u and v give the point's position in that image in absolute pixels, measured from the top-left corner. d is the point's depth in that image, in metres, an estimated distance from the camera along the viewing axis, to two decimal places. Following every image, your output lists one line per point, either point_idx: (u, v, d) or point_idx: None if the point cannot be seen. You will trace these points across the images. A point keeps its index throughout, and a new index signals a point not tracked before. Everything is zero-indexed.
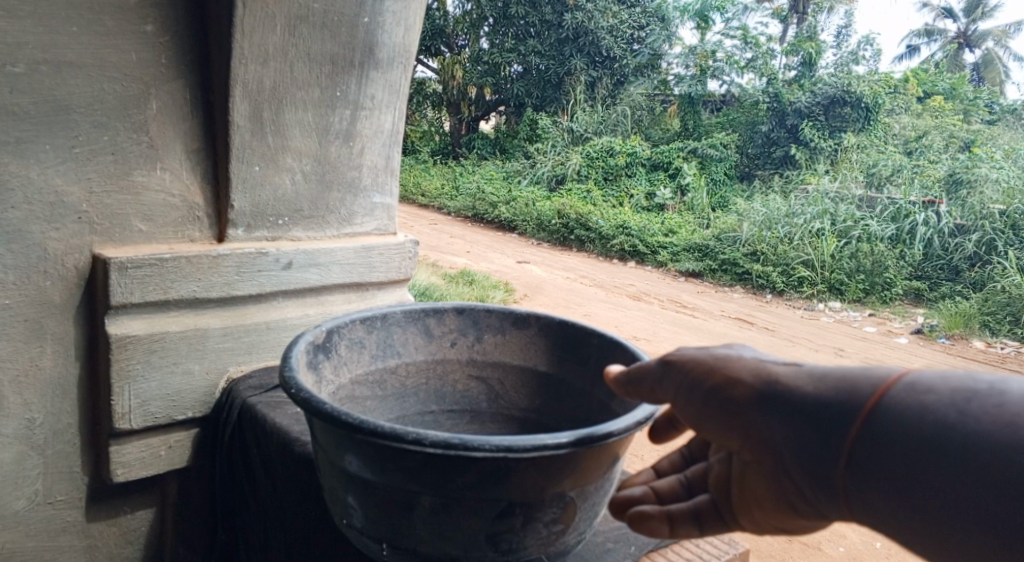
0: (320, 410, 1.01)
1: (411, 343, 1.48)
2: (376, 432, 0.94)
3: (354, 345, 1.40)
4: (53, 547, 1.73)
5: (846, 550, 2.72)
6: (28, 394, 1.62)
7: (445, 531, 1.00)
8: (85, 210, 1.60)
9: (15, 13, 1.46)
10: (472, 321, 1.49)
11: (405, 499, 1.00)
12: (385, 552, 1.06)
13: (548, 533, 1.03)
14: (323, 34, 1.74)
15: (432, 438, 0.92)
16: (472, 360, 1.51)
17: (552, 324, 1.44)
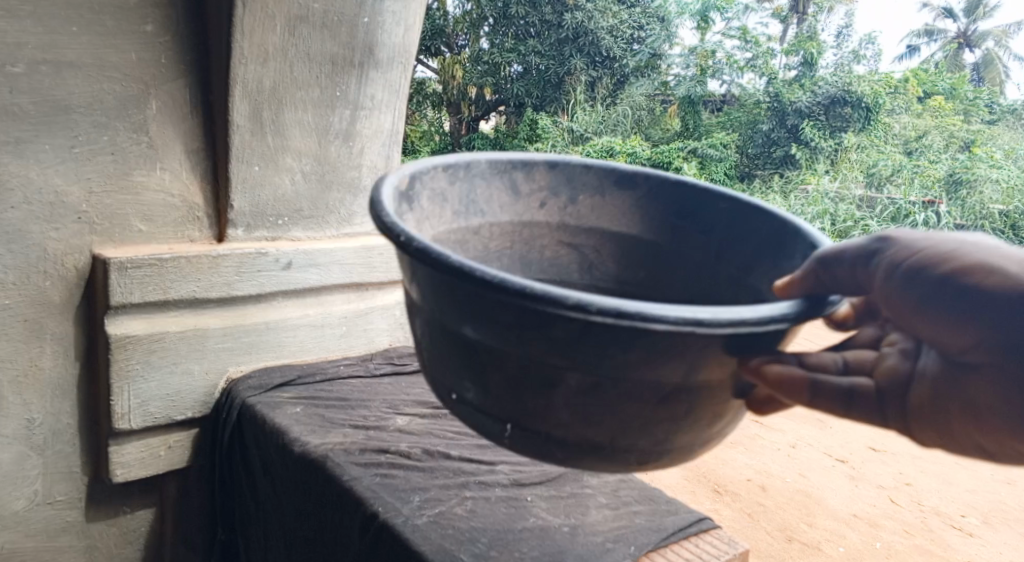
0: (437, 258, 0.71)
1: (494, 201, 1.07)
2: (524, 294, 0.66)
3: (435, 198, 0.99)
4: (53, 547, 1.73)
5: (845, 551, 2.73)
6: (28, 394, 1.63)
7: (591, 416, 0.75)
8: (85, 210, 1.60)
9: (14, 13, 1.44)
10: (566, 177, 1.10)
11: (545, 374, 0.74)
12: (507, 437, 0.81)
13: (709, 422, 0.80)
14: (322, 34, 1.74)
15: (600, 304, 0.65)
16: (563, 226, 1.11)
17: (667, 184, 1.09)
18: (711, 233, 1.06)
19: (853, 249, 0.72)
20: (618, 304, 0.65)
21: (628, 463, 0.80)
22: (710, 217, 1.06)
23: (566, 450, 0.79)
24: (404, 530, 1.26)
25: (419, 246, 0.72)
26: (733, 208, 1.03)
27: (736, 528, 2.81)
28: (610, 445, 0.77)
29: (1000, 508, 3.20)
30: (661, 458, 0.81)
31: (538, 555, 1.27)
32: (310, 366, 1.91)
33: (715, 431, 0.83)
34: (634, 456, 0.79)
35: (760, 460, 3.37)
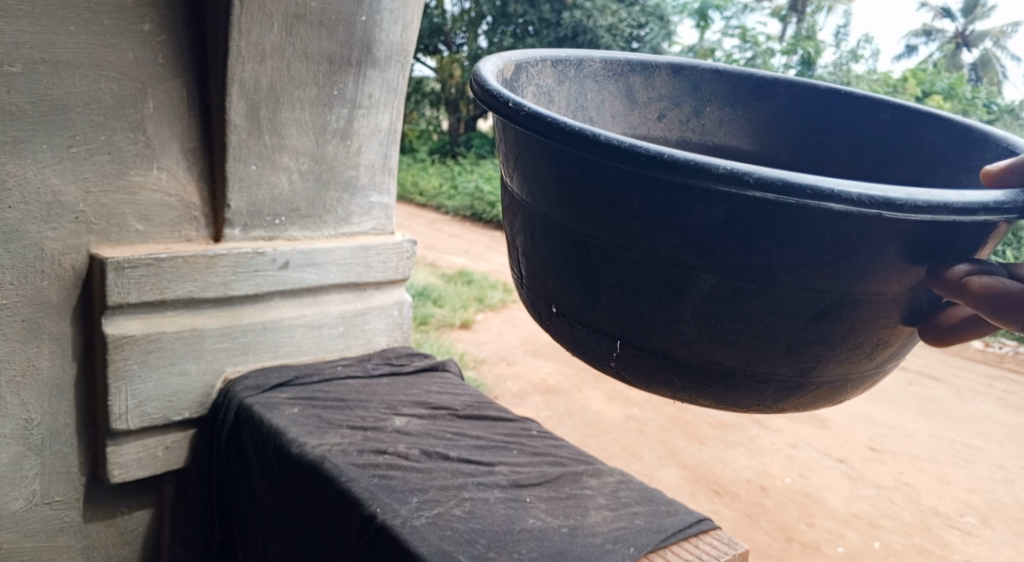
0: (570, 131, 0.63)
1: (610, 109, 1.04)
2: (669, 165, 0.58)
3: (544, 95, 0.95)
4: (52, 547, 1.72)
5: (845, 550, 2.73)
6: (26, 394, 1.62)
7: (723, 325, 0.65)
8: (83, 209, 1.59)
9: (13, 13, 1.43)
10: (690, 83, 1.08)
11: (673, 277, 0.65)
12: (617, 355, 0.72)
13: (870, 351, 0.69)
14: (320, 33, 1.73)
15: (761, 175, 0.56)
16: (684, 142, 1.08)
17: (813, 92, 1.06)
18: (859, 137, 1.03)
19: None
20: (782, 175, 0.56)
21: (766, 392, 0.70)
22: (870, 126, 1.02)
23: (689, 374, 0.69)
24: (402, 532, 1.25)
25: (543, 118, 0.66)
26: (894, 118, 1.01)
27: (735, 529, 2.81)
28: (742, 370, 0.67)
29: (998, 507, 3.20)
30: (805, 393, 0.71)
31: (538, 556, 1.26)
32: (308, 366, 1.90)
33: (863, 371, 0.72)
34: (771, 388, 0.69)
35: (760, 460, 3.37)
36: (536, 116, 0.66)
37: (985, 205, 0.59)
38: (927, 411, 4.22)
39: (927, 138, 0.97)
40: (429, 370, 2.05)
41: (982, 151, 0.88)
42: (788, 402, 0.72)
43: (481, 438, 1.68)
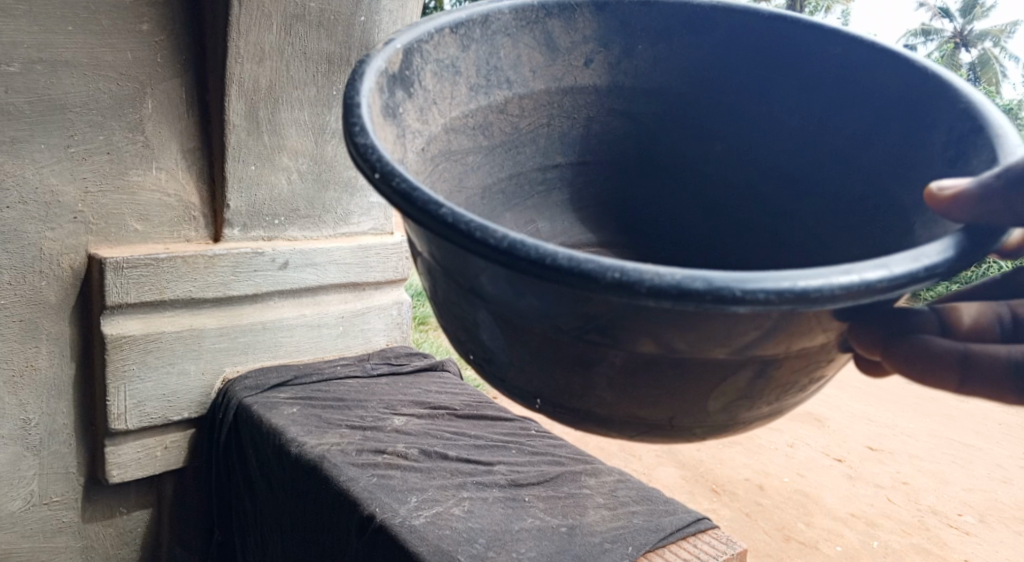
0: (426, 212, 0.46)
1: (529, 65, 0.80)
2: (547, 267, 0.42)
3: (448, 72, 0.74)
4: (50, 548, 1.72)
5: (843, 550, 2.74)
6: (24, 394, 1.62)
7: (643, 395, 0.53)
8: (81, 210, 1.59)
9: (10, 12, 1.43)
10: (620, 18, 0.81)
11: (577, 349, 0.51)
12: (538, 408, 0.61)
13: (804, 384, 0.56)
14: (319, 33, 1.73)
15: (652, 282, 0.40)
16: (618, 89, 0.84)
17: (758, 21, 0.81)
18: (809, 82, 0.80)
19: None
20: (679, 277, 0.40)
21: (693, 435, 0.59)
22: (820, 67, 0.79)
23: (609, 426, 0.58)
24: (402, 531, 1.25)
25: (403, 189, 0.48)
26: (846, 55, 0.77)
27: (735, 528, 2.81)
28: (669, 424, 0.56)
29: (996, 507, 3.20)
30: (742, 429, 0.60)
31: (536, 556, 1.27)
32: (308, 366, 1.90)
33: (798, 401, 0.60)
34: (705, 430, 0.58)
35: (758, 459, 3.37)
36: (398, 187, 0.48)
37: (919, 274, 0.44)
38: (926, 410, 4.24)
39: (874, 84, 0.75)
40: (428, 370, 2.05)
41: (938, 122, 0.68)
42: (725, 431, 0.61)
43: (480, 438, 1.69)
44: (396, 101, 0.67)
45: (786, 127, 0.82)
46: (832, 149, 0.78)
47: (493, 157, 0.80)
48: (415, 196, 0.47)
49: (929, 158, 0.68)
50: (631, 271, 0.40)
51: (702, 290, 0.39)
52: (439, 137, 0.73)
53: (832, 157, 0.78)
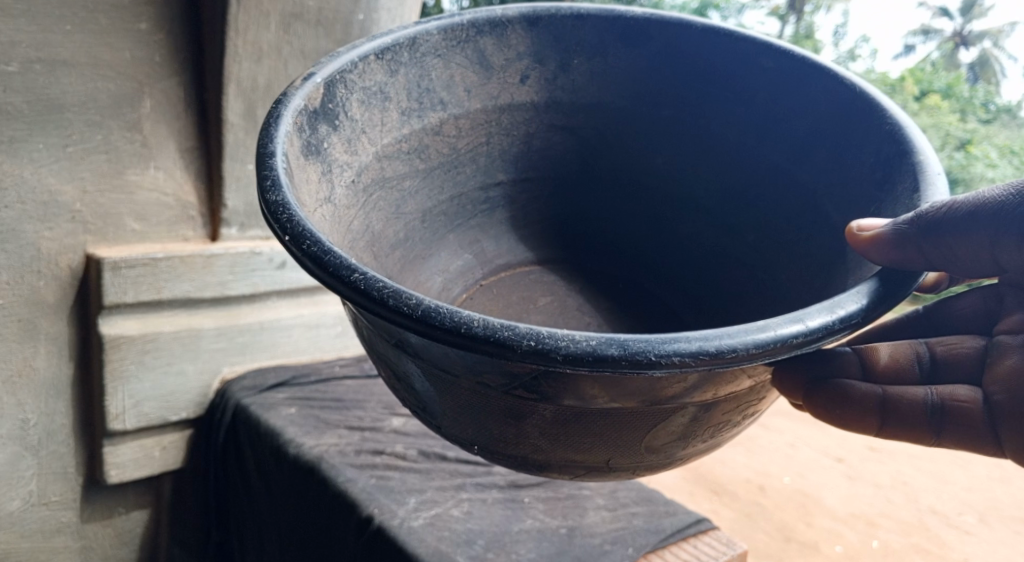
0: (341, 277, 0.59)
1: (461, 84, 1.07)
2: (461, 333, 0.54)
3: (371, 96, 0.97)
4: (49, 547, 1.72)
5: (842, 549, 2.74)
6: (22, 394, 1.61)
7: (577, 440, 0.69)
8: (78, 209, 1.58)
9: (8, 12, 1.42)
10: (551, 35, 1.10)
11: (513, 405, 0.67)
12: (477, 448, 0.78)
13: (735, 421, 0.75)
14: (318, 31, 1.70)
15: (568, 350, 0.53)
16: (554, 99, 1.13)
17: (687, 31, 1.09)
18: (739, 90, 1.07)
19: (947, 211, 0.64)
20: (593, 347, 0.53)
21: (630, 470, 0.77)
22: (752, 75, 1.06)
23: (553, 467, 0.75)
24: (400, 533, 1.25)
25: (315, 252, 0.62)
26: (778, 65, 1.03)
27: (734, 528, 2.81)
28: (606, 463, 0.73)
29: (995, 506, 3.17)
30: (667, 464, 0.78)
31: (536, 557, 1.28)
32: (307, 366, 1.90)
33: (726, 435, 0.79)
34: (638, 464, 0.75)
35: (758, 459, 3.36)
36: (308, 249, 0.62)
37: (834, 325, 0.58)
38: None
39: (813, 96, 0.99)
40: None
41: (864, 143, 0.90)
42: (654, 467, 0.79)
43: None
44: (321, 131, 0.88)
45: (726, 128, 1.09)
46: (766, 152, 1.06)
47: (422, 171, 1.07)
48: (329, 257, 0.61)
49: (849, 164, 0.92)
50: (545, 343, 0.53)
51: (617, 354, 0.52)
52: (370, 165, 0.97)
53: (768, 162, 1.06)
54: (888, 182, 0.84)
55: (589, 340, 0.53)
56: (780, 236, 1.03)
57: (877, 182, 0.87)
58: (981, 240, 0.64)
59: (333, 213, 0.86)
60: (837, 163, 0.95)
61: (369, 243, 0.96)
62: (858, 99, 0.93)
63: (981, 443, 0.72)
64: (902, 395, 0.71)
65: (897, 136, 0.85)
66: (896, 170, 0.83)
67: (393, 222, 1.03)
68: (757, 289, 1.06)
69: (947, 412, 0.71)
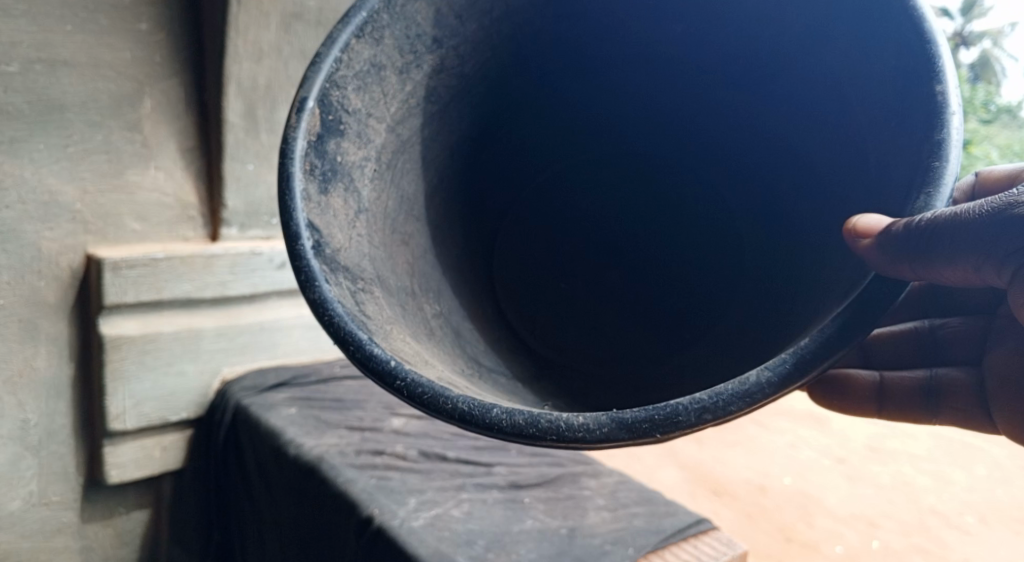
0: (387, 381, 0.63)
1: (450, 13, 0.85)
2: (496, 432, 0.58)
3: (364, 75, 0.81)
4: (50, 548, 1.72)
5: (843, 550, 2.73)
6: (22, 394, 1.61)
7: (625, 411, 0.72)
8: (79, 209, 1.58)
9: (8, 12, 1.43)
10: None
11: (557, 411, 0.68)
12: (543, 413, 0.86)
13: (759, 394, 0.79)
14: (318, 32, 1.71)
15: (611, 431, 0.55)
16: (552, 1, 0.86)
17: None
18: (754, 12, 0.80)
19: (938, 219, 0.57)
20: (633, 421, 0.54)
21: None
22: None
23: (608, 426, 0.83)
24: (401, 533, 1.24)
25: (359, 356, 0.64)
26: None
27: (735, 529, 2.80)
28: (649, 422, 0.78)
29: (995, 507, 3.16)
30: None
31: (536, 557, 1.27)
32: (308, 366, 1.90)
33: None
34: None
35: (759, 460, 3.36)
36: (354, 353, 0.65)
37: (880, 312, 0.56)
38: None
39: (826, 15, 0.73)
40: None
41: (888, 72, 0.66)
42: None
43: (479, 438, 1.68)
44: (332, 148, 0.79)
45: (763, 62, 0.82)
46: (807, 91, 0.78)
47: (447, 116, 0.91)
48: (372, 363, 0.63)
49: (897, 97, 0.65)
50: (564, 436, 0.56)
51: (626, 438, 0.54)
52: (387, 142, 0.85)
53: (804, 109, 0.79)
54: (912, 95, 0.63)
55: (601, 427, 0.55)
56: (825, 180, 0.78)
57: (898, 92, 0.64)
58: (977, 250, 0.58)
59: (370, 221, 0.83)
60: (865, 65, 0.68)
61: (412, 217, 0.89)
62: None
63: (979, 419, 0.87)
64: (896, 380, 0.92)
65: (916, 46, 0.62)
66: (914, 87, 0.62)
67: (436, 189, 0.93)
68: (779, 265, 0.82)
69: (937, 392, 0.90)
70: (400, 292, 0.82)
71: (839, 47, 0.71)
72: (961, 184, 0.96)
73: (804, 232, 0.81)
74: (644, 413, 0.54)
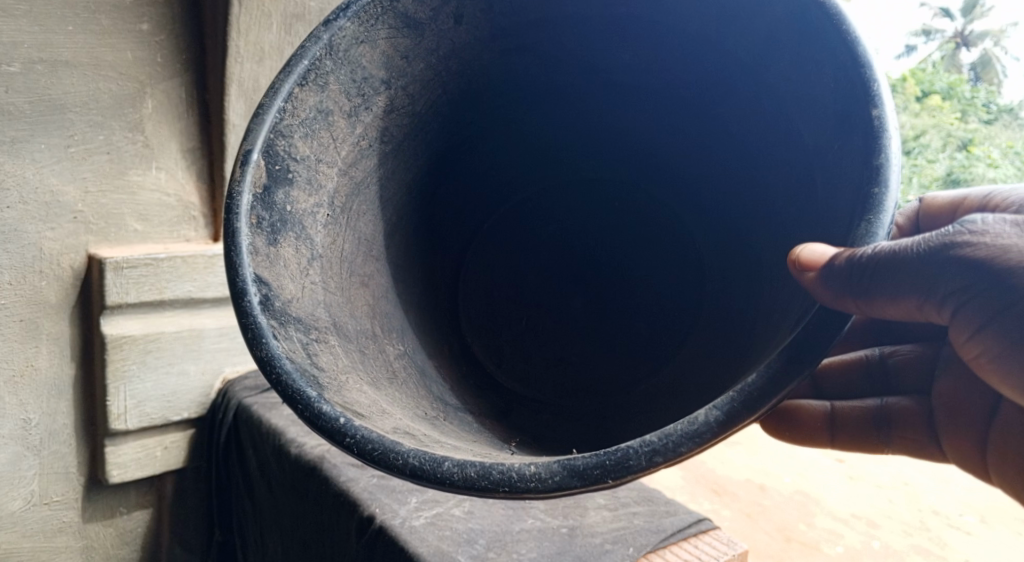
0: (337, 440, 0.68)
1: (396, 53, 0.95)
2: (446, 485, 0.63)
3: (312, 124, 0.90)
4: (51, 548, 1.72)
5: (844, 550, 2.73)
6: (24, 394, 1.62)
7: None
8: (81, 209, 1.59)
9: (11, 13, 1.43)
10: None
11: None
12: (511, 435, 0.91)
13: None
14: None
15: (550, 484, 0.60)
16: (499, 32, 0.98)
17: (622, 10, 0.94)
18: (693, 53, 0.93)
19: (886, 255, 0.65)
20: (577, 474, 0.60)
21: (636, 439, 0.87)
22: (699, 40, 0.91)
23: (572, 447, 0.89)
24: (402, 532, 1.25)
25: (312, 415, 0.69)
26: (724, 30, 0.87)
27: (736, 529, 2.80)
28: None
29: (996, 506, 3.17)
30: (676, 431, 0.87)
31: (537, 556, 1.28)
32: None
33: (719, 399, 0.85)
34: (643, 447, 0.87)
35: (759, 460, 3.36)
36: (301, 412, 0.70)
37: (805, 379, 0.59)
38: None
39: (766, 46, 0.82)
40: None
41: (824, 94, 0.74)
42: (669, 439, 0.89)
43: None
44: (280, 198, 0.87)
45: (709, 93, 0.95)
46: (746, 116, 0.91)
47: (399, 149, 1.01)
48: (322, 420, 0.69)
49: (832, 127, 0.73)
50: (516, 486, 0.61)
51: (578, 485, 0.60)
52: (340, 185, 0.94)
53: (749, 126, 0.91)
54: (852, 117, 0.69)
55: (553, 476, 0.60)
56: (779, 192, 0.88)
57: (837, 117, 0.72)
58: (919, 285, 0.68)
59: (326, 267, 0.90)
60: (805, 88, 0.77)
61: (367, 250, 0.98)
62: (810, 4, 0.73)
63: (926, 435, 1.05)
64: (847, 409, 1.10)
65: (854, 74, 0.69)
66: (856, 110, 0.69)
67: (391, 227, 1.03)
68: (739, 261, 0.98)
69: (886, 417, 1.08)
70: (359, 336, 0.89)
71: (780, 72, 0.81)
72: (905, 212, 1.10)
73: (760, 239, 0.93)
74: (595, 460, 0.60)
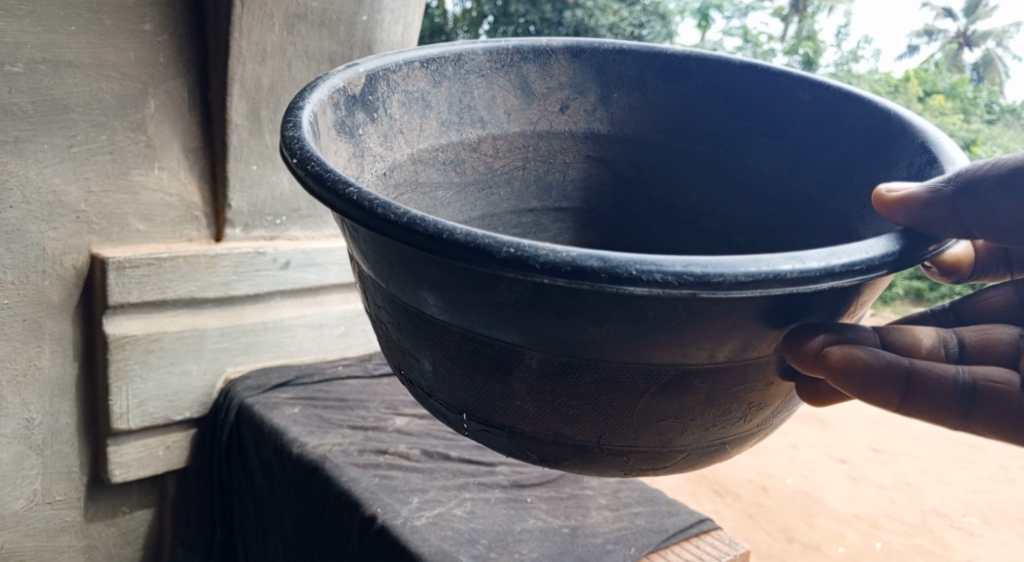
0: (337, 193, 0.54)
1: (504, 107, 0.97)
2: (443, 240, 0.48)
3: (412, 103, 0.88)
4: (53, 547, 1.73)
5: (845, 551, 2.73)
6: (27, 394, 1.62)
7: (564, 411, 0.59)
8: (84, 209, 1.59)
9: (13, 13, 1.42)
10: (596, 66, 1.00)
11: (502, 354, 0.58)
12: (432, 384, 0.66)
13: (737, 417, 0.63)
14: (321, 32, 1.70)
15: (579, 255, 0.45)
16: (593, 134, 1.02)
17: (727, 68, 0.98)
18: (776, 122, 0.95)
19: (996, 165, 0.58)
20: (606, 256, 0.45)
21: (620, 464, 0.64)
22: (789, 111, 0.94)
23: (540, 448, 0.64)
24: (403, 532, 1.25)
25: (317, 171, 0.57)
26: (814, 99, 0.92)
27: (736, 529, 2.80)
28: (595, 444, 0.62)
29: (998, 508, 3.18)
30: (673, 461, 0.65)
31: (538, 557, 1.28)
32: (309, 366, 1.90)
33: (737, 439, 0.66)
34: (633, 459, 0.64)
35: (761, 460, 3.36)
36: (312, 169, 0.57)
37: (834, 268, 0.48)
38: None
39: (847, 125, 0.87)
40: None
41: (897, 161, 0.79)
42: (661, 468, 0.66)
43: None
44: (358, 119, 0.81)
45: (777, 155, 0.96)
46: (810, 180, 0.92)
47: (461, 190, 0.95)
48: (330, 178, 0.55)
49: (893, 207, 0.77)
50: (523, 252, 0.46)
51: (597, 268, 0.45)
52: (405, 166, 0.87)
53: (806, 191, 0.92)
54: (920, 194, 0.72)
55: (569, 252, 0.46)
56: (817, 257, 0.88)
57: None
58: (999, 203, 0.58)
59: None
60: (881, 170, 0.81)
61: None
62: (892, 123, 0.82)
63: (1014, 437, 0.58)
64: (931, 369, 0.58)
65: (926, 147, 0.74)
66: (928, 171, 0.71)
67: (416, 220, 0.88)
68: None
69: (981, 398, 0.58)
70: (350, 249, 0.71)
71: (855, 143, 0.86)
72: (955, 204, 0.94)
73: None
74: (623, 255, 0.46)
